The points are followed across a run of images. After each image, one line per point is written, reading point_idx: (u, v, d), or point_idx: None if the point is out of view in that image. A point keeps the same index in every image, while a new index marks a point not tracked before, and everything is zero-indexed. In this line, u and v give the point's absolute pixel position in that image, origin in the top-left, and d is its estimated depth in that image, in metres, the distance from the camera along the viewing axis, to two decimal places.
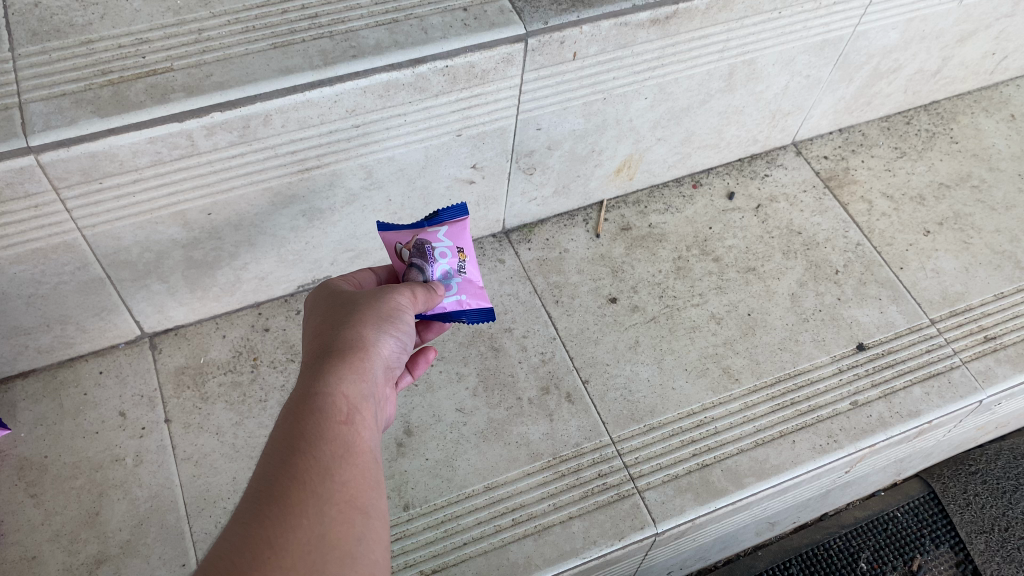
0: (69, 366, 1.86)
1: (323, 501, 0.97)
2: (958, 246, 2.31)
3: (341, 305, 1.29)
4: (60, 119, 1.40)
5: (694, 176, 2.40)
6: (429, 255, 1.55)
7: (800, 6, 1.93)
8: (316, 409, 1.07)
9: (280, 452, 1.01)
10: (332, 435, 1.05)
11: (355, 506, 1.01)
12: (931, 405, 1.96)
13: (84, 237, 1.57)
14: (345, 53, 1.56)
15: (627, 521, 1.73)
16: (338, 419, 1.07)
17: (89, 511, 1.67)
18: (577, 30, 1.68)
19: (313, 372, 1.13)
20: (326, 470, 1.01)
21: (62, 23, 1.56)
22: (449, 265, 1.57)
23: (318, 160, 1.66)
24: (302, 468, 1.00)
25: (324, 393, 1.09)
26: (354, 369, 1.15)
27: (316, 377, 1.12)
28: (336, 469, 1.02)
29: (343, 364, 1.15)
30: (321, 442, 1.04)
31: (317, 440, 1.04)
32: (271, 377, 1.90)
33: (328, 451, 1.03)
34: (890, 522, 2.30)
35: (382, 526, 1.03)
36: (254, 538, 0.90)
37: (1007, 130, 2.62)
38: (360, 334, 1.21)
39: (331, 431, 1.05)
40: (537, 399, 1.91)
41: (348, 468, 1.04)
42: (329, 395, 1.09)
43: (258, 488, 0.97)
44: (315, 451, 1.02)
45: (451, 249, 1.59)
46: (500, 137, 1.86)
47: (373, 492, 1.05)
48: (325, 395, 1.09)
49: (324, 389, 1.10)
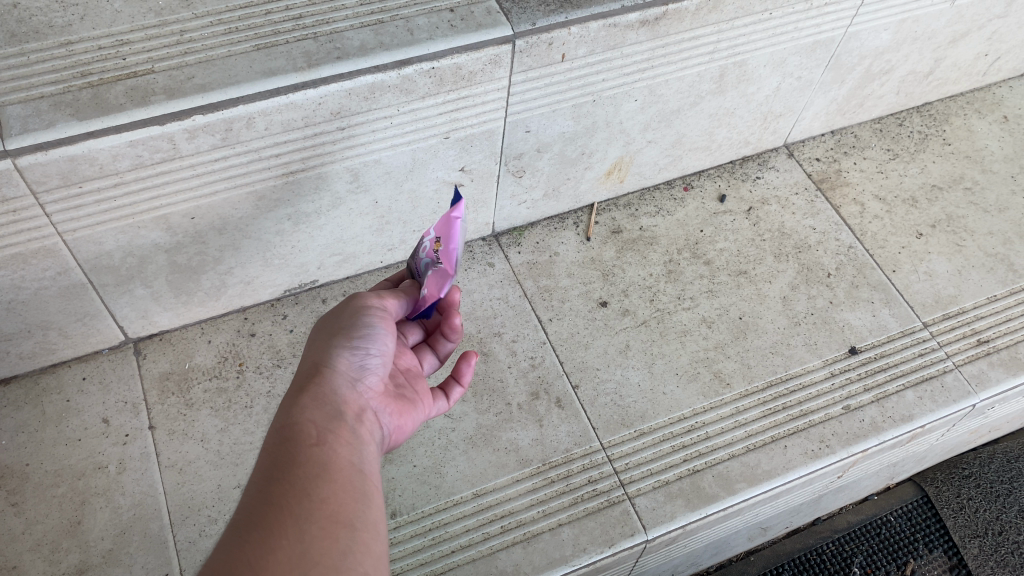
0: (51, 373, 1.83)
1: (302, 520, 0.97)
2: (951, 249, 2.29)
3: (315, 338, 1.30)
4: (38, 122, 1.37)
5: (685, 178, 2.38)
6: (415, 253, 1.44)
7: (791, 7, 1.91)
8: (285, 441, 1.07)
9: (255, 484, 1.02)
10: (306, 459, 1.05)
11: (338, 519, 1.00)
12: (924, 409, 1.94)
13: (65, 242, 1.54)
14: (330, 54, 1.54)
15: (617, 527, 1.71)
16: (309, 444, 1.08)
17: (71, 520, 1.64)
18: (566, 31, 1.66)
19: (284, 406, 1.14)
20: (302, 491, 1.01)
21: (41, 24, 1.53)
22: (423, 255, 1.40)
23: (303, 163, 1.64)
24: (278, 493, 0.99)
25: (295, 422, 1.10)
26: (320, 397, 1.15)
27: (286, 410, 1.13)
28: (312, 489, 1.02)
29: (308, 397, 1.16)
30: (294, 467, 1.04)
31: (289, 466, 1.04)
32: (257, 383, 1.87)
33: (303, 474, 1.03)
34: (883, 526, 2.29)
35: (372, 536, 1.02)
36: (232, 562, 0.89)
37: (1000, 131, 2.61)
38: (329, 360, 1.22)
39: (304, 456, 1.06)
40: (527, 404, 1.89)
41: (326, 486, 1.03)
42: (297, 425, 1.10)
43: (237, 520, 0.97)
44: (290, 476, 1.02)
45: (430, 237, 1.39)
46: (488, 140, 1.84)
47: (358, 505, 1.04)
48: (294, 426, 1.10)
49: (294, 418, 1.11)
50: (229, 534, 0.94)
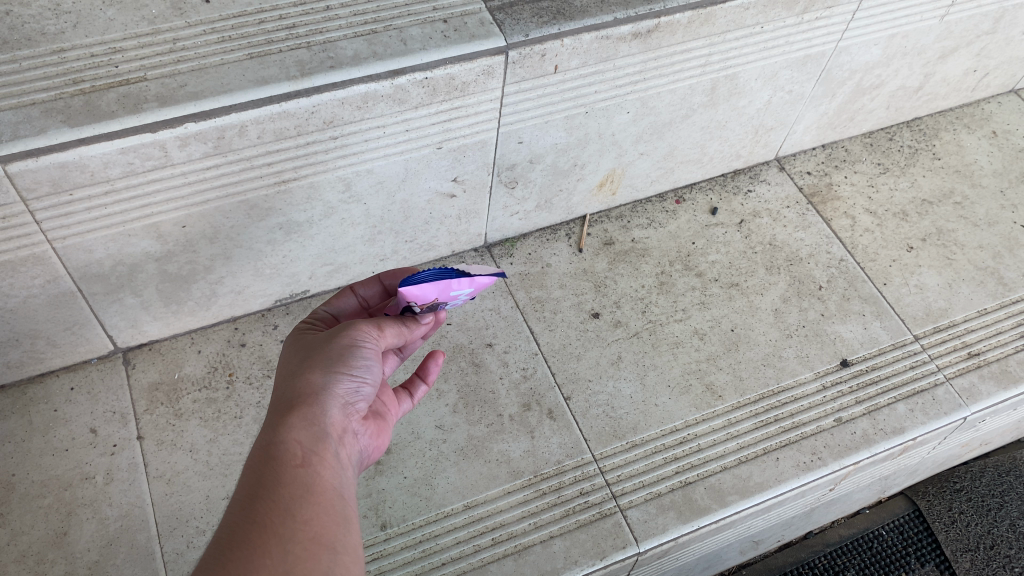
0: (39, 382, 1.82)
1: (284, 542, 0.96)
2: (941, 262, 2.30)
3: (299, 352, 1.27)
4: (29, 128, 1.37)
5: (677, 191, 2.39)
6: (437, 309, 1.33)
7: (782, 21, 1.92)
8: (272, 458, 1.05)
9: (237, 503, 1.00)
10: (290, 479, 1.04)
11: (321, 541, 0.99)
12: (915, 422, 1.95)
13: (54, 249, 1.53)
14: (322, 63, 1.54)
15: (609, 540, 1.70)
16: (294, 463, 1.06)
17: (57, 531, 1.62)
18: (558, 43, 1.67)
19: (271, 422, 1.12)
20: (285, 511, 1.00)
21: (33, 32, 1.53)
22: (455, 305, 1.37)
23: (295, 172, 1.64)
24: (262, 513, 0.98)
25: (281, 441, 1.08)
26: (309, 414, 1.13)
27: (271, 427, 1.10)
28: (296, 509, 1.01)
29: (297, 412, 1.13)
30: (277, 488, 1.02)
31: (273, 486, 1.02)
32: (247, 394, 1.86)
33: (287, 494, 1.02)
34: (875, 540, 2.28)
35: (353, 559, 1.01)
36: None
37: (989, 146, 2.63)
38: (315, 377, 1.19)
39: (288, 475, 1.04)
40: (518, 416, 1.88)
41: (311, 507, 1.02)
42: (285, 442, 1.08)
43: (219, 538, 0.95)
44: (275, 496, 1.01)
45: (468, 298, 1.34)
46: (481, 150, 1.84)
47: (340, 529, 1.03)
48: (281, 443, 1.08)
49: (279, 437, 1.08)
50: (210, 551, 0.93)
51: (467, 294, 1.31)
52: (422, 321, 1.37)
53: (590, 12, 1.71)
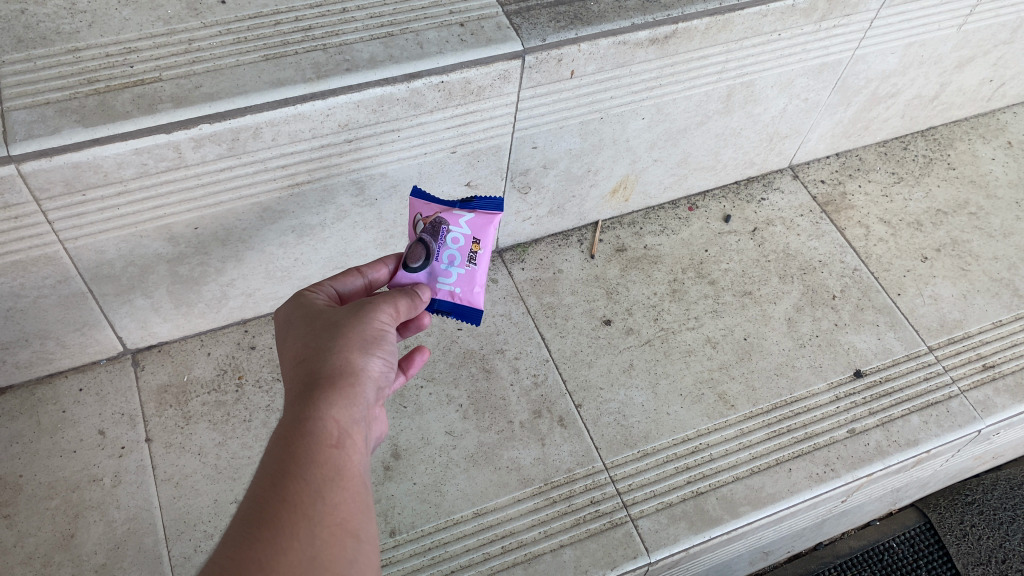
0: (47, 383, 1.81)
1: (314, 526, 0.94)
2: (956, 273, 2.28)
3: (321, 320, 1.22)
4: (43, 128, 1.36)
5: (690, 198, 2.37)
6: (439, 237, 1.47)
7: (800, 28, 1.91)
8: (307, 432, 1.02)
9: (267, 476, 0.97)
10: (323, 458, 1.01)
11: (348, 529, 0.98)
12: (929, 434, 1.93)
13: (66, 250, 1.52)
14: (339, 66, 1.53)
15: (619, 549, 1.69)
16: (329, 442, 1.03)
17: (64, 534, 1.61)
18: (576, 47, 1.65)
19: (302, 393, 1.08)
20: (316, 491, 0.98)
21: (49, 30, 1.52)
22: (457, 254, 1.48)
23: (309, 175, 1.62)
24: (293, 492, 0.96)
25: (317, 415, 1.04)
26: (346, 390, 1.09)
27: (305, 398, 1.07)
28: (328, 490, 0.99)
29: (333, 386, 1.09)
30: (310, 466, 0.99)
31: (306, 464, 0.99)
32: (256, 397, 1.84)
33: (318, 475, 0.99)
34: (885, 552, 2.26)
35: (373, 550, 1.01)
36: (247, 562, 0.87)
37: (1004, 157, 2.61)
38: (351, 355, 1.14)
39: (322, 454, 1.01)
40: (528, 422, 1.87)
41: (341, 490, 1.00)
42: (321, 417, 1.04)
43: (248, 512, 0.93)
44: (307, 474, 0.99)
45: (469, 237, 1.48)
46: (495, 155, 1.83)
47: (364, 517, 1.02)
48: (316, 418, 1.04)
49: (314, 412, 1.04)
50: (239, 526, 0.91)
51: (468, 227, 1.49)
52: (425, 297, 1.38)
53: (607, 17, 1.70)
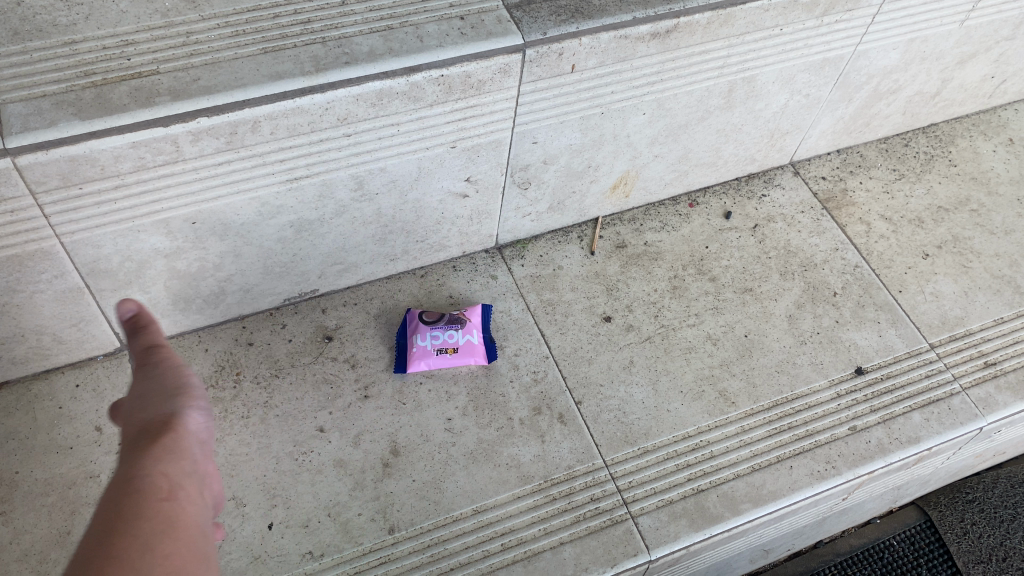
0: (44, 379, 1.79)
1: None
2: (957, 270, 2.27)
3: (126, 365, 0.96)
4: (39, 121, 1.35)
5: (691, 195, 2.36)
6: None
7: (802, 23, 1.90)
8: (119, 496, 0.73)
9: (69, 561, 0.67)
10: (153, 513, 0.73)
11: None
12: (930, 432, 1.92)
13: (62, 244, 1.51)
14: (338, 59, 1.52)
15: (620, 547, 1.68)
16: (153, 499, 0.74)
17: (60, 531, 1.60)
18: (576, 41, 1.64)
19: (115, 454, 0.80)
20: (139, 554, 0.68)
21: (45, 23, 1.50)
22: None
23: (308, 169, 1.61)
24: (119, 547, 0.68)
25: (132, 476, 0.75)
26: (164, 438, 0.82)
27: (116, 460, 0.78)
28: (166, 540, 0.71)
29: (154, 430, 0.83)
30: (130, 529, 0.70)
31: (119, 530, 0.70)
32: (254, 394, 1.83)
33: (138, 539, 0.70)
34: (886, 550, 2.25)
35: None
36: None
37: (1006, 154, 2.60)
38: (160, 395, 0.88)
39: (150, 510, 0.73)
40: (528, 419, 1.86)
41: (182, 540, 0.73)
42: (138, 472, 0.76)
43: None
44: (136, 524, 0.71)
45: None
46: (495, 150, 1.81)
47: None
48: (133, 475, 0.76)
49: (130, 467, 0.77)
50: None
51: None
52: None
53: (608, 11, 1.69)
